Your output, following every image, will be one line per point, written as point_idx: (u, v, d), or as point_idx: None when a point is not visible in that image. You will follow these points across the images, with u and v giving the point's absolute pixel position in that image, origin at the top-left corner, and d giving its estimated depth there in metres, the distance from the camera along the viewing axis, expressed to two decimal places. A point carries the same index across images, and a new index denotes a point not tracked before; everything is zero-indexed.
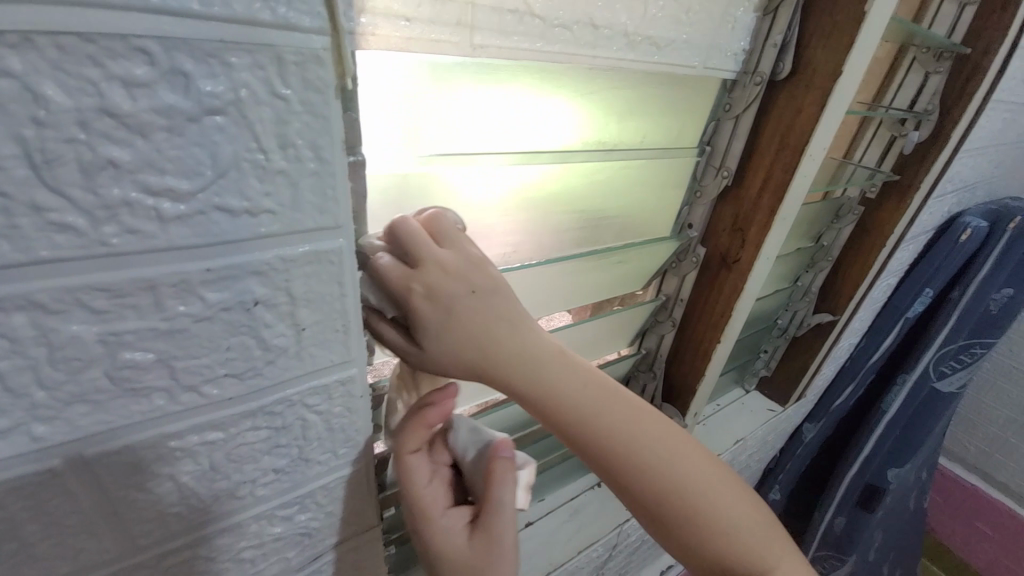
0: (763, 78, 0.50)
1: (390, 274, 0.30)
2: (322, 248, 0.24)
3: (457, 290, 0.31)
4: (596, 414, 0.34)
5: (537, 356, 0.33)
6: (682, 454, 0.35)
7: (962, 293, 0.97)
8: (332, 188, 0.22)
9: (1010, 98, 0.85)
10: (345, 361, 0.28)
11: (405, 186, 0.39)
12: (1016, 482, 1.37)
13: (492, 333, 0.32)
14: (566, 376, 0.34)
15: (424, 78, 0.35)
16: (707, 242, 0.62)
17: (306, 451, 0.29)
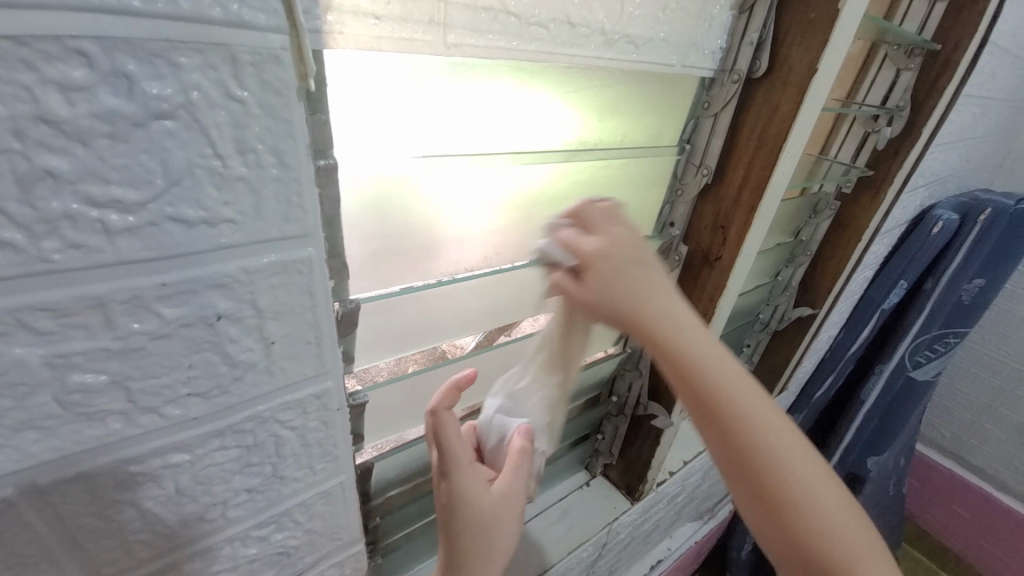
0: (740, 76, 0.50)
1: (572, 235, 0.33)
2: (289, 258, 0.22)
3: (633, 259, 0.32)
4: (758, 420, 0.30)
5: (701, 341, 0.32)
6: (848, 511, 0.30)
7: (935, 284, 1.00)
8: (297, 194, 0.21)
9: (977, 94, 0.87)
10: (319, 374, 0.27)
11: (383, 191, 0.38)
12: (989, 464, 1.41)
13: (660, 306, 0.32)
14: (731, 370, 0.31)
15: (398, 78, 0.34)
16: (689, 241, 0.62)
17: (281, 469, 0.28)
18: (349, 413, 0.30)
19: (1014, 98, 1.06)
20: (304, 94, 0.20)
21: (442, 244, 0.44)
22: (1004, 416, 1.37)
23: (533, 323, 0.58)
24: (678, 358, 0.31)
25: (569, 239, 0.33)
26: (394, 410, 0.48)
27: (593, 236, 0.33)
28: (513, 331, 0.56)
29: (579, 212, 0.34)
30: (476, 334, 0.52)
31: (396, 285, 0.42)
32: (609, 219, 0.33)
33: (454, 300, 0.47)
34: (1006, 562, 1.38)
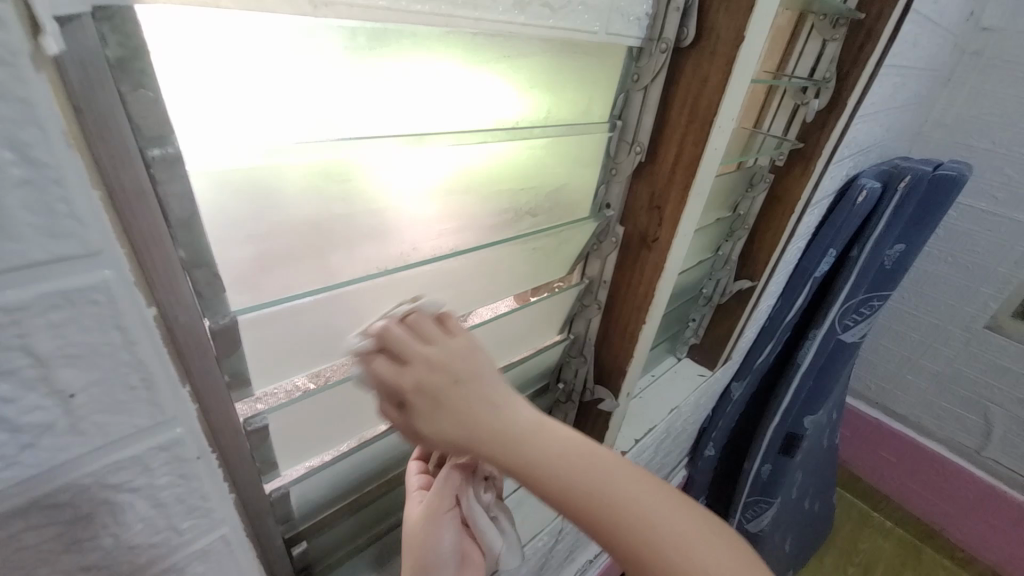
0: (668, 45, 0.47)
1: (384, 364, 0.35)
2: (70, 286, 0.19)
3: (453, 382, 0.34)
4: (608, 486, 0.31)
5: (525, 429, 0.33)
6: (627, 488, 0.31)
7: (861, 251, 1.05)
8: (61, 201, 0.18)
9: (897, 65, 0.90)
10: (161, 424, 0.24)
11: (257, 183, 0.31)
12: (910, 412, 1.55)
13: (482, 417, 0.33)
14: (569, 449, 0.32)
15: (266, 38, 0.28)
16: (626, 222, 0.60)
17: (126, 538, 0.26)
18: (216, 461, 0.29)
19: (932, 68, 1.12)
20: (40, 55, 0.16)
21: (350, 241, 0.39)
22: (922, 366, 1.49)
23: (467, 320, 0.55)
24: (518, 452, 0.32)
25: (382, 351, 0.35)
26: (311, 429, 0.43)
27: (393, 366, 0.35)
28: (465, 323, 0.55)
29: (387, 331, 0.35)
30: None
31: (290, 293, 0.36)
32: (422, 329, 0.36)
33: (370, 304, 0.42)
34: (927, 497, 1.55)
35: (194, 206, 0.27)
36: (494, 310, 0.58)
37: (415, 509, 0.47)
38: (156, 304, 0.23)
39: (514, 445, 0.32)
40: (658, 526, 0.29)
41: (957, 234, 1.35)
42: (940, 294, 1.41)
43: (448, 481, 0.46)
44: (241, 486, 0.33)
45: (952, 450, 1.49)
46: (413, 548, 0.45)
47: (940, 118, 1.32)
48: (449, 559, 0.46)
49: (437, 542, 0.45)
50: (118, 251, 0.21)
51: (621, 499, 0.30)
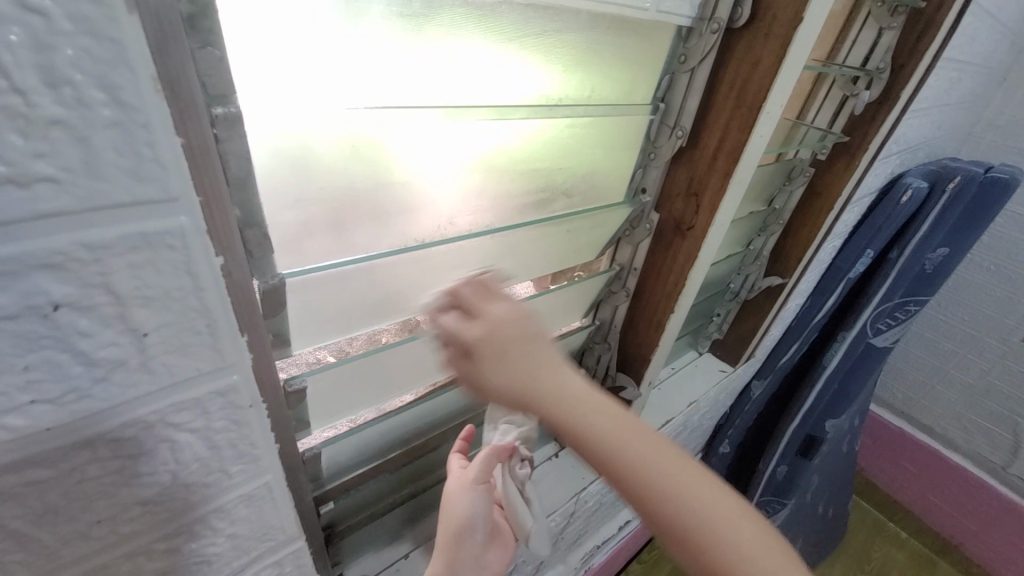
0: (720, 25, 0.45)
1: (447, 318, 0.38)
2: (149, 229, 0.21)
3: (517, 335, 0.36)
4: (680, 481, 0.32)
5: (590, 403, 0.34)
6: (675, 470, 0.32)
7: (900, 253, 1.01)
8: (145, 143, 0.19)
9: (955, 59, 0.85)
10: (219, 369, 0.26)
11: (309, 145, 0.32)
12: (937, 423, 1.51)
13: (544, 374, 0.35)
14: (634, 436, 0.33)
15: (320, 12, 0.29)
16: (661, 209, 0.59)
17: (181, 477, 0.28)
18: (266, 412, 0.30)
19: (990, 65, 1.06)
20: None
21: (392, 210, 0.40)
22: (954, 377, 1.44)
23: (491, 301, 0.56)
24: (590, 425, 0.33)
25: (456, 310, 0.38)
26: (343, 394, 0.45)
27: (463, 325, 0.37)
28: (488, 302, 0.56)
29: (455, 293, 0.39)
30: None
31: (331, 260, 0.37)
32: (487, 295, 0.39)
33: (407, 275, 0.43)
34: (948, 511, 1.51)
35: (250, 165, 0.28)
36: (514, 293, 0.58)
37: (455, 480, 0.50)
38: (224, 254, 0.23)
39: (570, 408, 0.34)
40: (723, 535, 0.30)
41: (1003, 242, 1.29)
42: (980, 303, 1.35)
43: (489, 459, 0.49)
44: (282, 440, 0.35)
45: (978, 465, 1.44)
46: (452, 516, 0.49)
47: (992, 119, 1.25)
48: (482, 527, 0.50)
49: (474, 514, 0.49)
50: (194, 199, 0.22)
51: (690, 497, 0.31)
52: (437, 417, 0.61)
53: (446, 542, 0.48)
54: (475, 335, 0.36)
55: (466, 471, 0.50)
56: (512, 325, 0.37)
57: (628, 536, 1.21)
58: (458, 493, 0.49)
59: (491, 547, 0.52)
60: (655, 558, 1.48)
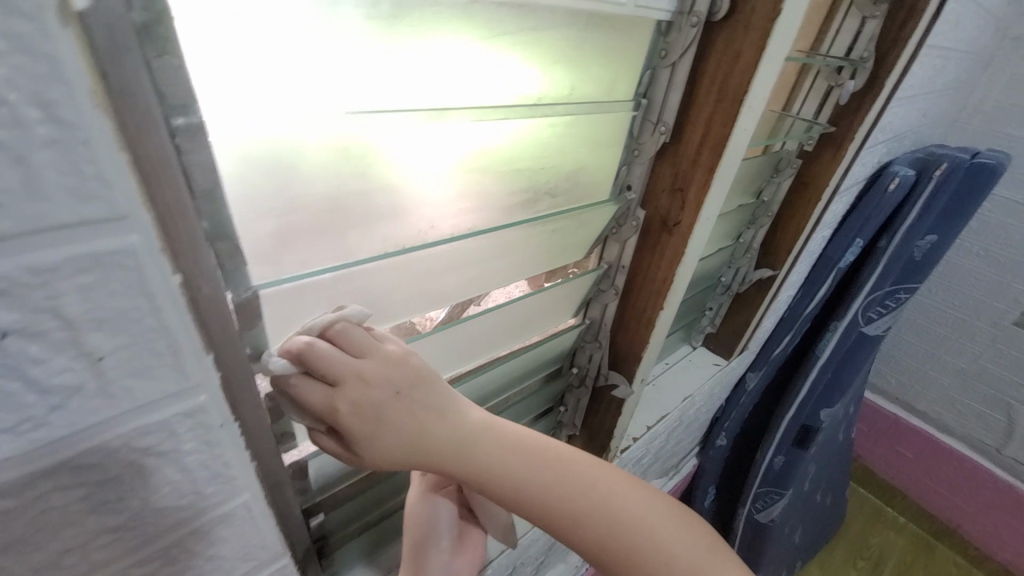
0: (699, 19, 0.45)
1: (301, 388, 0.36)
2: (100, 249, 0.20)
3: (392, 396, 0.36)
4: (565, 475, 0.40)
5: (488, 439, 0.40)
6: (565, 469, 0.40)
7: (889, 241, 1.01)
8: (89, 161, 0.18)
9: (938, 45, 0.85)
10: (187, 389, 0.25)
11: (278, 153, 0.31)
12: (931, 409, 1.52)
13: (426, 426, 0.38)
14: (517, 449, 0.40)
15: (282, 9, 0.28)
16: (647, 206, 0.58)
17: (153, 501, 0.27)
18: (240, 429, 0.29)
19: (974, 50, 1.06)
20: (67, 10, 0.16)
21: (369, 217, 0.39)
22: (947, 362, 1.45)
23: (479, 305, 0.57)
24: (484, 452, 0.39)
25: (313, 372, 0.36)
26: None
27: (324, 396, 0.35)
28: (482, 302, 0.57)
29: (296, 356, 0.35)
30: (444, 308, 0.52)
31: (306, 270, 0.36)
32: (361, 344, 0.37)
33: (386, 282, 0.42)
34: (944, 495, 1.53)
35: (216, 176, 0.27)
36: (508, 293, 0.59)
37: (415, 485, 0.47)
38: (182, 273, 0.23)
39: (467, 445, 0.39)
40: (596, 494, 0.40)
41: (991, 227, 1.29)
42: (970, 288, 1.36)
43: None
44: (262, 458, 0.34)
45: (972, 449, 1.46)
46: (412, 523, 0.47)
47: (978, 105, 1.26)
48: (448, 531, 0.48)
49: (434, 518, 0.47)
50: (145, 216, 0.21)
51: (573, 485, 0.40)
52: None
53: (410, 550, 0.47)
54: (343, 405, 0.35)
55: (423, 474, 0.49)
56: (376, 386, 0.36)
57: None
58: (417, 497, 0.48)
59: (463, 555, 0.48)
60: None
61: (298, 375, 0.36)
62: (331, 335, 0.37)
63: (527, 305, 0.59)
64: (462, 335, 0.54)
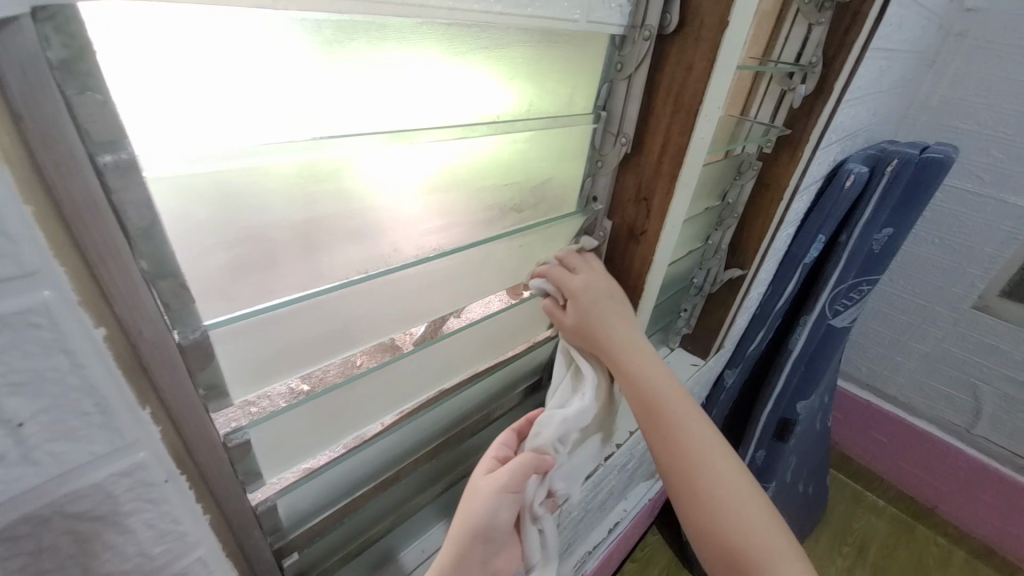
0: (651, 32, 0.45)
1: (562, 274, 0.55)
2: (7, 309, 0.19)
3: (605, 294, 0.55)
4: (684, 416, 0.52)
5: (647, 359, 0.53)
6: (688, 412, 0.53)
7: (848, 236, 1.05)
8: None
9: (883, 48, 0.89)
10: (122, 449, 0.25)
11: (224, 188, 0.30)
12: (902, 394, 1.57)
13: (618, 326, 0.54)
14: (659, 376, 0.53)
15: (234, 31, 0.27)
16: (614, 215, 0.58)
17: (94, 565, 0.27)
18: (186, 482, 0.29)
19: (917, 49, 1.11)
20: None
21: (329, 245, 0.37)
22: (911, 347, 1.51)
23: (460, 317, 0.56)
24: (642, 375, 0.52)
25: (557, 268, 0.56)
26: (303, 437, 0.43)
27: (579, 279, 0.54)
28: (463, 314, 0.56)
29: (563, 259, 0.57)
30: (422, 325, 0.51)
31: (261, 303, 0.35)
32: (582, 263, 0.57)
33: (354, 307, 0.41)
34: (920, 475, 1.58)
35: (153, 213, 0.25)
36: (488, 306, 0.59)
37: (484, 481, 0.49)
38: (105, 323, 0.23)
39: (634, 357, 0.53)
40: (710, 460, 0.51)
41: (944, 216, 1.36)
42: (929, 276, 1.42)
43: (522, 466, 0.48)
44: (209, 476, 0.33)
45: (943, 430, 1.51)
46: (473, 516, 0.48)
47: (926, 101, 1.32)
48: (499, 531, 0.49)
49: (495, 515, 0.48)
50: (55, 269, 0.20)
51: (688, 427, 0.52)
52: (411, 444, 0.59)
53: (461, 538, 0.48)
54: (578, 287, 0.54)
55: (502, 471, 0.48)
56: (602, 286, 0.55)
57: (618, 537, 1.21)
58: (487, 491, 0.48)
59: (497, 557, 0.51)
60: (648, 555, 1.48)
61: (553, 265, 0.56)
62: (571, 255, 0.58)
63: (504, 318, 0.58)
64: (440, 354, 0.53)
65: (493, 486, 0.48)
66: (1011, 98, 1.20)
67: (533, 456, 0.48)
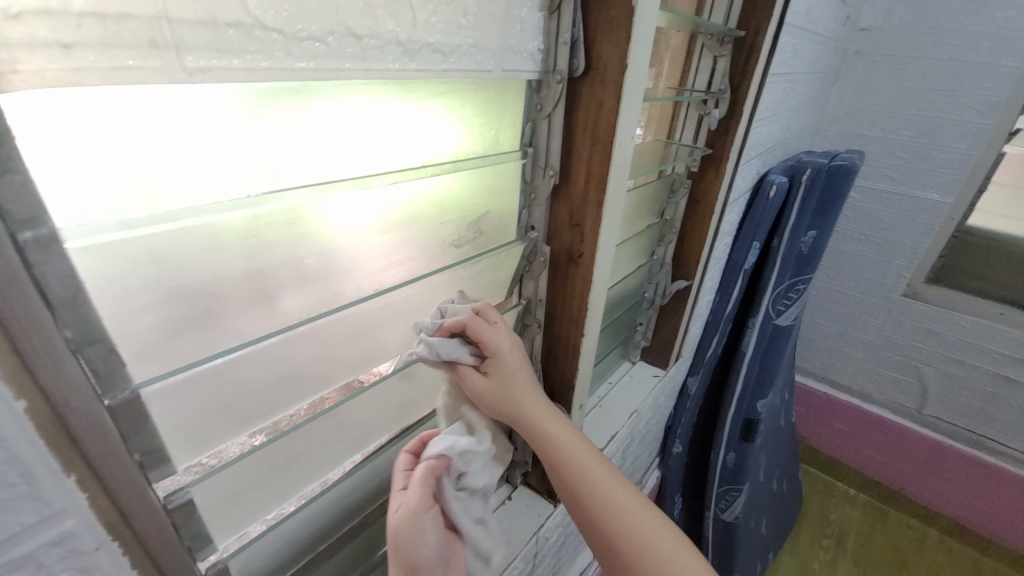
0: (562, 76, 0.50)
1: (482, 332, 0.52)
2: None
3: (507, 353, 0.54)
4: (579, 455, 0.53)
5: (538, 408, 0.54)
6: (583, 449, 0.54)
7: (780, 241, 1.14)
8: None
9: (784, 72, 1.00)
10: (52, 516, 0.26)
11: (154, 251, 0.30)
12: (854, 382, 1.67)
13: (516, 383, 0.53)
14: (550, 423, 0.54)
15: (157, 107, 0.29)
16: (551, 241, 0.62)
17: None
18: (119, 545, 0.30)
19: (817, 70, 1.24)
20: None
21: (268, 296, 0.38)
22: (855, 337, 1.62)
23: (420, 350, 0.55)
24: (559, 455, 0.53)
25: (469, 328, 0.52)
26: (249, 489, 0.42)
27: (503, 337, 0.54)
28: None
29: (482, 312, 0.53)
30: (382, 364, 0.51)
31: (196, 357, 0.35)
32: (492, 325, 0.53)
33: (298, 353, 0.41)
34: (881, 459, 1.66)
35: (76, 282, 0.25)
36: None
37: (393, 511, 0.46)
38: (26, 397, 0.24)
39: (524, 411, 0.53)
40: (633, 517, 0.50)
41: (862, 214, 1.49)
42: (860, 270, 1.54)
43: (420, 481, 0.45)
44: (149, 544, 0.32)
45: (897, 413, 1.61)
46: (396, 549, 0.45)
47: (834, 114, 1.45)
48: (433, 552, 0.46)
49: (420, 542, 0.45)
50: None
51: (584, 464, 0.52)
52: (373, 487, 0.58)
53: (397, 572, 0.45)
54: (493, 350, 0.52)
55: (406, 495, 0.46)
56: (508, 353, 0.54)
57: None
58: (404, 517, 0.45)
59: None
60: None
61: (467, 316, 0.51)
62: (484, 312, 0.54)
63: None
64: (393, 389, 0.53)
65: (402, 516, 0.45)
66: (907, 106, 1.34)
67: (427, 467, 0.46)
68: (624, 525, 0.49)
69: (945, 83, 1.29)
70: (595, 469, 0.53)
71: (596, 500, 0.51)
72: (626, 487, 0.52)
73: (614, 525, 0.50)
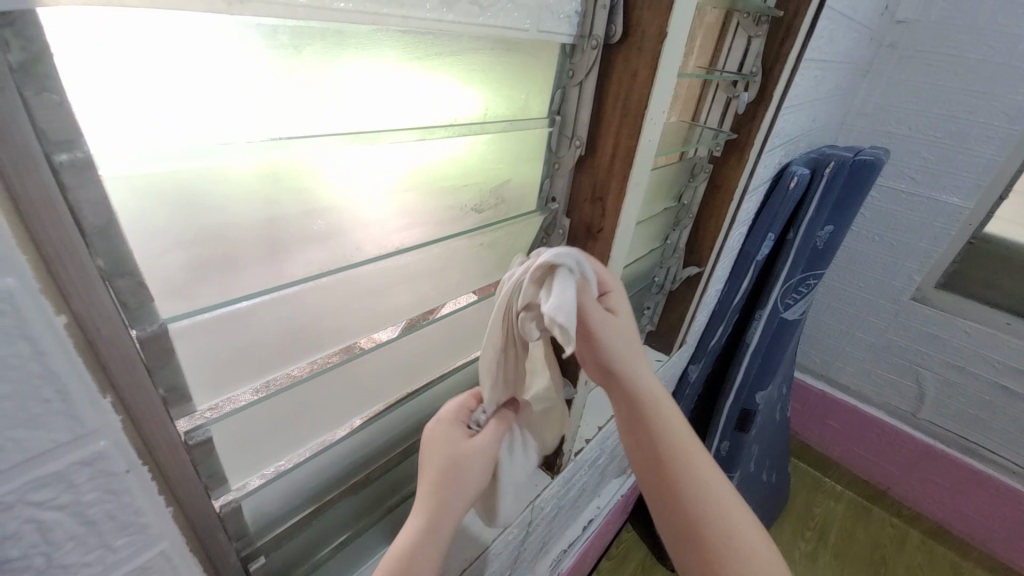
0: (597, 42, 0.49)
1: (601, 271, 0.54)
2: None
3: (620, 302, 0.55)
4: (669, 420, 0.53)
5: (639, 365, 0.54)
6: (673, 415, 0.53)
7: (795, 234, 1.12)
8: None
9: (816, 58, 0.96)
10: (84, 436, 0.26)
11: (183, 187, 0.30)
12: (852, 381, 1.68)
13: (625, 333, 0.54)
14: (648, 382, 0.53)
15: (196, 35, 0.28)
16: (571, 214, 0.61)
17: (57, 556, 0.28)
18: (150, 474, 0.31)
19: (850, 62, 1.21)
20: None
21: (290, 245, 0.38)
22: (858, 338, 1.62)
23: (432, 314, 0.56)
24: (661, 430, 0.52)
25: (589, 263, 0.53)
26: (261, 438, 0.43)
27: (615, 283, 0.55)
28: (435, 314, 0.56)
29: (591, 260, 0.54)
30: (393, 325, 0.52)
31: (217, 300, 0.35)
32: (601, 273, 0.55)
33: (319, 304, 0.42)
34: (872, 459, 1.68)
35: (111, 210, 0.25)
36: (457, 304, 0.59)
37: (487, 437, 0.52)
38: (66, 313, 0.24)
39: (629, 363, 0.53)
40: (711, 492, 0.50)
41: (880, 214, 1.47)
42: (872, 270, 1.53)
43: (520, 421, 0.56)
44: (171, 477, 0.33)
45: (892, 415, 1.62)
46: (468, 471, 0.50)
47: (861, 109, 1.42)
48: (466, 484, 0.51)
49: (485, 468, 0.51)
50: (24, 262, 0.22)
51: (673, 430, 0.52)
52: (377, 445, 0.59)
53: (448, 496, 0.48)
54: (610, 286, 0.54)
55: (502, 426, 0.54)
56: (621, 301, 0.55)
57: (593, 533, 1.24)
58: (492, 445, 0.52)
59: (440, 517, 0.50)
60: (624, 552, 1.52)
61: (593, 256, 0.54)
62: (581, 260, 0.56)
63: (467, 315, 0.60)
64: (404, 349, 0.54)
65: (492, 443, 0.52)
66: (937, 105, 1.30)
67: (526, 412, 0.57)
68: (701, 496, 0.50)
69: (979, 84, 1.24)
70: (683, 438, 0.52)
71: (678, 466, 0.51)
72: (708, 463, 0.53)
73: (690, 493, 0.50)
